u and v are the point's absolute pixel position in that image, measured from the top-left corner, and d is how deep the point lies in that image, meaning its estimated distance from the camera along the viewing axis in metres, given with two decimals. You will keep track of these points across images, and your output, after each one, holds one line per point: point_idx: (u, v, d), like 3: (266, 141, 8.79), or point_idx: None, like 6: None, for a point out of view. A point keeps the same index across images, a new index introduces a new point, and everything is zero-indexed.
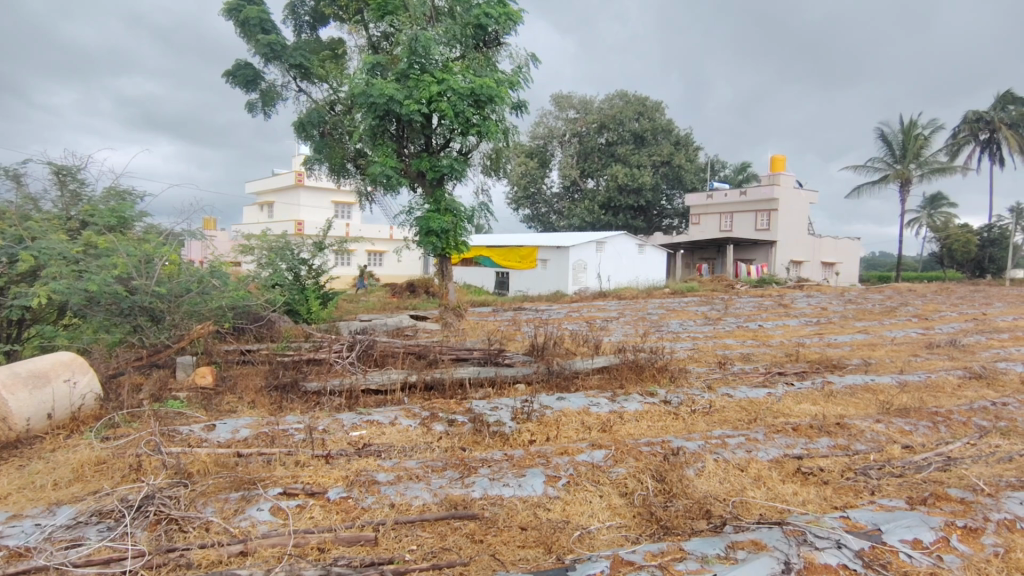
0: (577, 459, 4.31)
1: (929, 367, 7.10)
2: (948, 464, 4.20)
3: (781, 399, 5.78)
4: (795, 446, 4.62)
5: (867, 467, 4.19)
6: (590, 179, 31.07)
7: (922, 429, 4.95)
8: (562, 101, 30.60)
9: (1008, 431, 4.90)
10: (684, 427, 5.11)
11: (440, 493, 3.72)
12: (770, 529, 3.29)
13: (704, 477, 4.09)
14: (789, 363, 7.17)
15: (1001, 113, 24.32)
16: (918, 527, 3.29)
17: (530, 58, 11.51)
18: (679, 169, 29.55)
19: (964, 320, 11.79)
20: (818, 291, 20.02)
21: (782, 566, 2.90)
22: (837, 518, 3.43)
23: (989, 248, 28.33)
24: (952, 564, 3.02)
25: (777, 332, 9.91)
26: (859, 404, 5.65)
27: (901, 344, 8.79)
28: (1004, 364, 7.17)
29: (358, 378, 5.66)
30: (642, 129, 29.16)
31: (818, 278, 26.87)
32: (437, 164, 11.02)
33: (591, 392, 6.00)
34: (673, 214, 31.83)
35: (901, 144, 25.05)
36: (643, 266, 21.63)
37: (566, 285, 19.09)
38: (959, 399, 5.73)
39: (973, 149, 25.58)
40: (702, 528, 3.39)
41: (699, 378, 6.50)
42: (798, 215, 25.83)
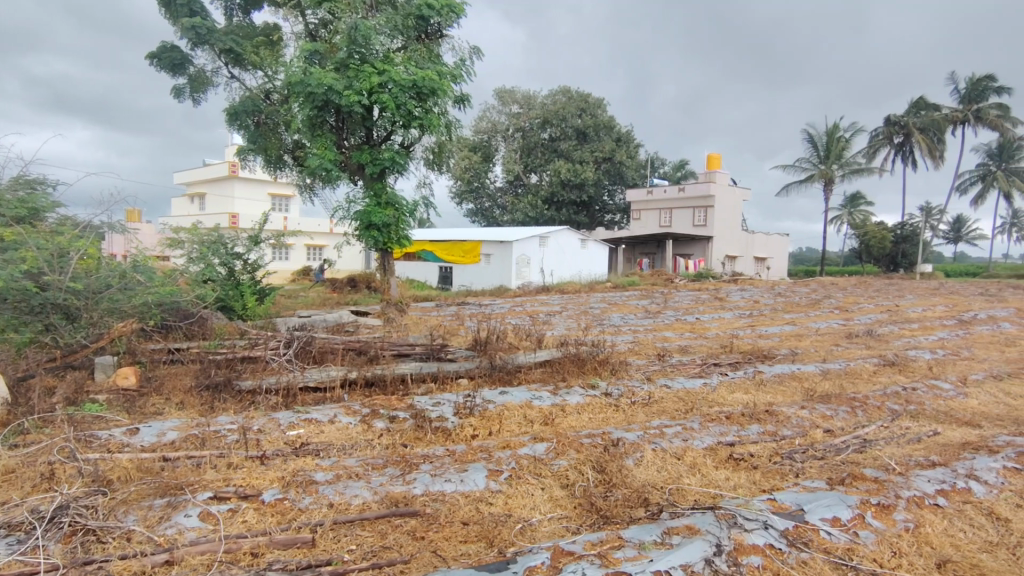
0: (519, 452, 4.35)
1: (848, 355, 7.58)
2: (864, 446, 4.48)
3: (715, 389, 6.02)
4: (728, 433, 4.83)
5: (793, 451, 4.42)
6: (534, 173, 31.30)
7: (842, 414, 5.27)
8: (505, 96, 30.62)
9: (916, 413, 5.29)
10: (623, 418, 5.24)
11: (380, 491, 3.66)
12: (703, 514, 3.42)
13: (642, 467, 4.21)
14: (723, 354, 7.47)
15: (914, 118, 26.08)
16: (837, 505, 3.50)
17: (474, 51, 11.45)
18: (620, 165, 30.17)
19: (880, 311, 12.65)
20: (750, 285, 20.94)
21: (713, 548, 3.02)
22: (764, 500, 3.61)
23: (903, 244, 30.33)
24: (866, 539, 3.24)
25: (712, 325, 10.32)
26: (786, 392, 5.96)
27: (824, 334, 9.32)
28: (914, 352, 7.74)
29: (296, 376, 5.50)
30: (584, 125, 29.56)
31: (751, 272, 28.08)
32: (378, 157, 10.81)
33: (534, 385, 6.05)
34: (614, 209, 32.50)
35: (826, 145, 26.47)
36: (586, 260, 21.99)
37: (510, 279, 19.19)
38: (874, 385, 6.15)
39: (889, 152, 27.38)
40: (639, 515, 3.49)
41: (639, 370, 6.68)
42: (732, 212, 26.89)
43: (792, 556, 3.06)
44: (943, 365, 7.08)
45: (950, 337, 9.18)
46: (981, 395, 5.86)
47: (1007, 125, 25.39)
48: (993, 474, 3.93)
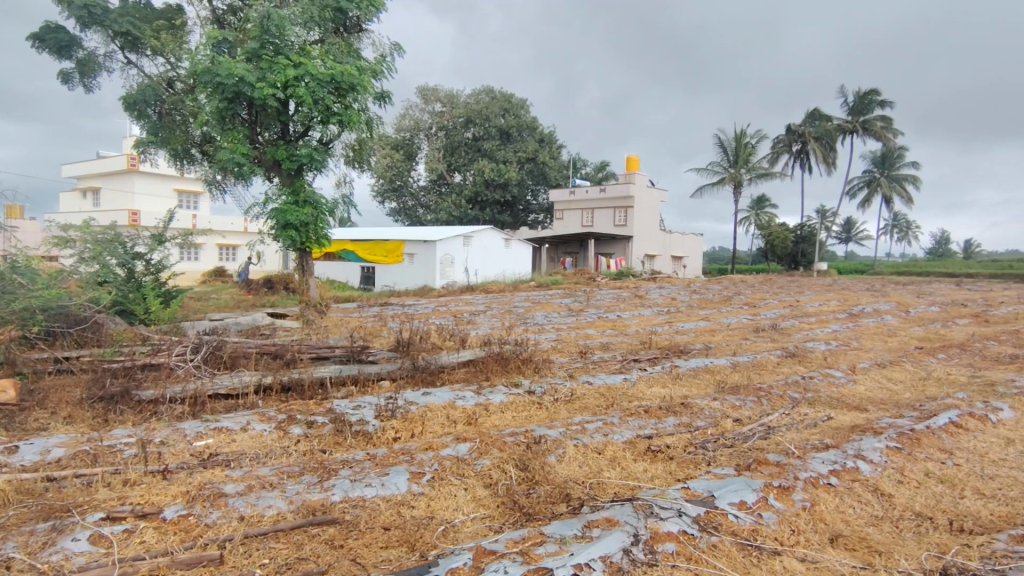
0: (441, 453, 4.31)
1: (755, 348, 8.08)
2: (768, 433, 4.79)
3: (634, 384, 6.25)
4: (646, 427, 5.01)
5: (705, 441, 4.64)
6: (457, 173, 31.19)
7: (749, 403, 5.60)
8: (428, 94, 30.38)
9: (813, 400, 5.71)
10: (546, 415, 5.32)
11: (295, 500, 3.51)
12: (622, 505, 3.53)
13: (564, 462, 4.29)
14: (641, 350, 7.76)
15: (811, 127, 28.17)
16: (744, 490, 3.71)
17: (395, 47, 11.25)
18: (543, 165, 30.63)
19: (783, 306, 13.60)
20: (668, 283, 21.89)
21: (631, 538, 3.13)
22: (679, 489, 3.77)
23: (803, 244, 32.70)
24: (769, 520, 3.47)
25: (632, 322, 10.68)
26: (700, 384, 6.27)
27: (734, 328, 9.89)
28: (812, 343, 8.36)
29: (204, 383, 5.18)
30: (507, 125, 29.80)
31: (669, 270, 29.31)
32: (295, 153, 10.39)
33: (457, 385, 6.02)
34: (538, 209, 32.94)
35: (734, 150, 28.10)
36: (511, 260, 22.18)
37: (434, 279, 19.04)
38: (777, 375, 6.61)
39: (789, 159, 29.48)
40: (561, 511, 3.55)
41: (561, 368, 6.80)
42: (650, 212, 27.98)
43: (703, 540, 3.21)
44: (836, 355, 7.69)
45: (842, 329, 9.99)
46: (868, 381, 6.42)
47: (889, 135, 27.95)
48: (877, 454, 4.31)
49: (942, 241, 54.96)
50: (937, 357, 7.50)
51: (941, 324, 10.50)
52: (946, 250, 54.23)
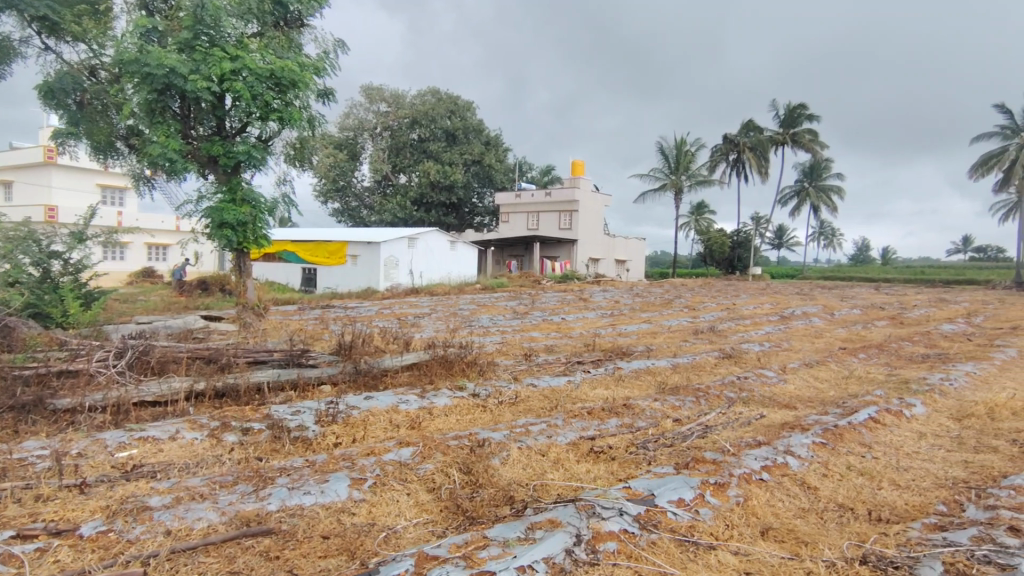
0: (383, 459, 4.23)
1: (693, 350, 8.35)
2: (705, 432, 4.95)
3: (578, 386, 6.33)
4: (588, 428, 5.08)
5: (646, 441, 4.75)
6: (403, 174, 30.83)
7: (688, 403, 5.78)
8: (372, 93, 29.94)
9: (747, 400, 5.94)
10: (491, 418, 5.32)
11: (228, 511, 3.36)
12: (564, 507, 3.56)
13: (508, 465, 4.29)
14: (585, 353, 7.87)
15: (746, 138, 29.47)
16: (682, 487, 3.82)
17: (338, 44, 11.00)
18: (489, 168, 30.69)
19: (720, 309, 14.12)
20: (611, 286, 22.34)
21: (573, 538, 3.16)
22: (620, 488, 3.85)
23: (739, 249, 34.11)
24: (705, 516, 3.58)
25: (576, 324, 10.83)
26: (641, 386, 6.42)
27: (674, 331, 10.19)
28: (746, 345, 8.71)
29: (129, 391, 4.89)
30: (453, 127, 29.71)
31: (612, 274, 29.92)
32: (231, 150, 9.97)
33: (401, 389, 5.92)
34: (484, 212, 32.96)
35: (675, 157, 29.03)
36: (456, 262, 22.08)
37: (378, 281, 18.72)
38: (714, 376, 6.86)
39: (726, 167, 30.69)
40: (504, 514, 3.55)
41: (506, 370, 6.82)
42: (594, 217, 28.51)
43: (643, 538, 3.28)
44: (768, 356, 8.05)
45: (774, 331, 10.47)
46: (797, 380, 6.75)
47: (816, 147, 29.56)
48: (804, 449, 4.54)
49: (863, 248, 58.67)
50: (859, 357, 7.97)
51: (862, 326, 11.16)
52: (867, 256, 57.82)
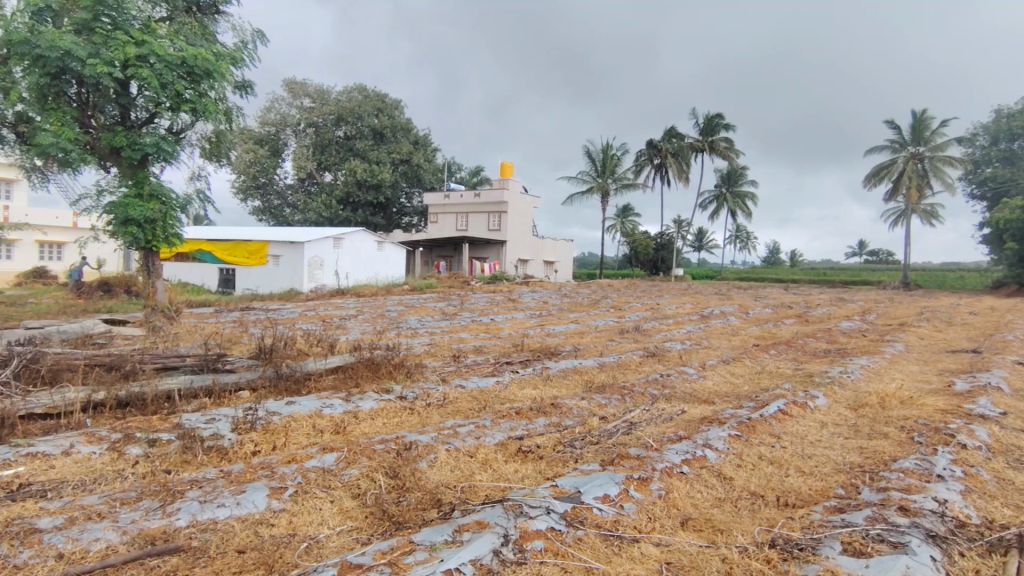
0: (305, 465, 4.07)
1: (619, 349, 8.60)
2: (630, 429, 5.09)
3: (507, 386, 6.36)
4: (516, 428, 5.11)
5: (574, 439, 4.84)
6: (328, 172, 29.93)
7: (614, 401, 5.92)
8: (295, 88, 28.94)
9: (669, 396, 6.18)
10: (419, 420, 5.24)
11: (130, 530, 3.12)
12: (492, 508, 3.56)
13: (435, 468, 4.24)
14: (514, 353, 7.93)
15: (668, 144, 30.71)
16: (607, 484, 3.93)
17: (256, 35, 10.50)
18: (418, 168, 30.33)
19: (644, 309, 14.60)
20: (539, 287, 22.69)
21: (500, 539, 3.17)
22: (547, 487, 3.89)
23: (662, 251, 35.51)
24: (629, 510, 3.69)
25: (506, 325, 10.86)
26: (568, 384, 6.54)
27: (601, 330, 10.45)
28: (669, 343, 9.06)
29: (14, 403, 4.43)
30: (381, 125, 29.17)
31: (541, 275, 30.32)
32: (137, 141, 9.28)
33: (325, 393, 5.72)
34: (412, 212, 32.52)
35: (602, 161, 29.82)
36: (384, 263, 21.66)
37: (301, 282, 18.07)
38: (639, 373, 7.09)
39: (650, 171, 31.82)
40: (432, 517, 3.50)
41: (434, 372, 6.75)
42: (523, 218, 28.78)
43: (569, 535, 3.34)
44: (688, 353, 8.40)
45: (694, 330, 10.94)
46: (715, 376, 7.09)
47: (732, 155, 31.22)
48: (721, 442, 4.76)
49: (774, 250, 62.62)
50: (770, 353, 8.48)
51: (772, 324, 11.89)
52: (777, 258, 61.77)
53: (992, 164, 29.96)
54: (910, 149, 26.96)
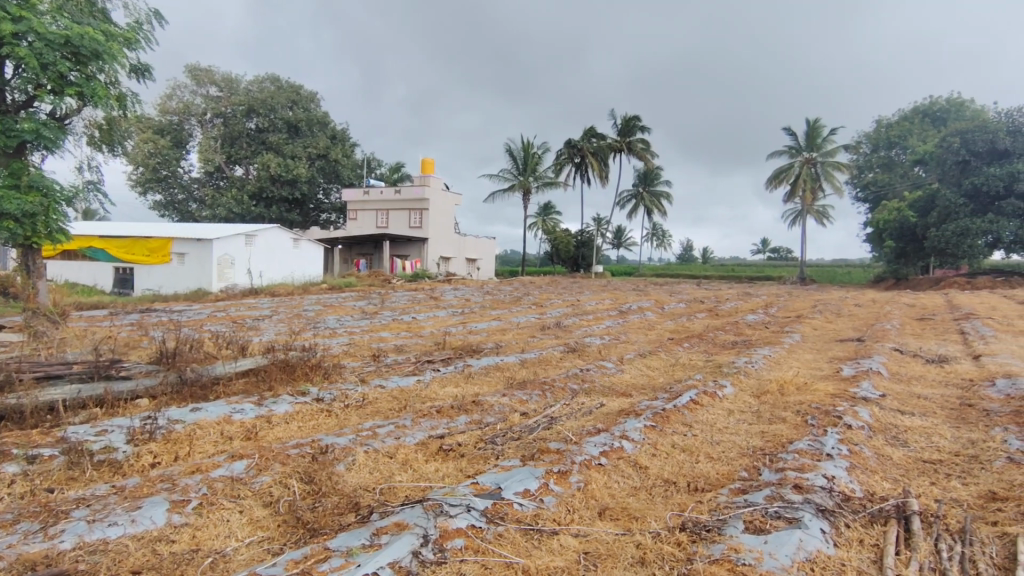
0: (211, 475, 3.84)
1: (541, 345, 8.73)
2: (550, 423, 5.18)
3: (428, 385, 6.30)
4: (438, 427, 5.07)
5: (495, 436, 4.86)
6: (238, 165, 28.55)
7: (535, 397, 5.99)
8: (199, 75, 27.35)
9: (589, 390, 6.34)
10: (336, 423, 5.08)
11: (6, 556, 2.83)
12: (412, 508, 3.51)
13: (353, 471, 4.13)
14: (436, 351, 7.85)
15: (588, 143, 31.49)
16: (527, 479, 3.98)
17: (153, 15, 9.78)
18: (336, 163, 29.44)
19: (566, 306, 14.88)
20: (461, 285, 22.60)
21: (420, 539, 3.14)
22: (468, 485, 3.90)
23: (582, 248, 36.45)
24: (549, 503, 3.76)
25: (428, 324, 10.71)
26: (490, 381, 6.56)
27: (523, 327, 10.56)
28: (589, 339, 9.28)
29: None
30: (295, 118, 28.15)
31: (463, 273, 30.23)
32: (13, 127, 8.40)
33: (235, 398, 5.42)
34: (330, 209, 31.53)
35: (523, 159, 30.15)
36: (299, 261, 20.81)
37: (209, 282, 17.06)
38: (559, 369, 7.22)
39: (571, 170, 32.53)
40: (349, 522, 3.41)
41: (353, 372, 6.57)
42: (446, 216, 28.59)
43: (490, 531, 3.35)
44: (607, 348, 8.65)
45: (612, 325, 11.29)
46: (632, 370, 7.34)
47: (648, 156, 32.47)
48: (637, 433, 4.95)
49: (688, 248, 65.80)
50: (683, 346, 8.88)
51: (685, 318, 12.46)
52: (690, 256, 64.97)
53: (875, 169, 32.88)
54: (805, 154, 29.09)
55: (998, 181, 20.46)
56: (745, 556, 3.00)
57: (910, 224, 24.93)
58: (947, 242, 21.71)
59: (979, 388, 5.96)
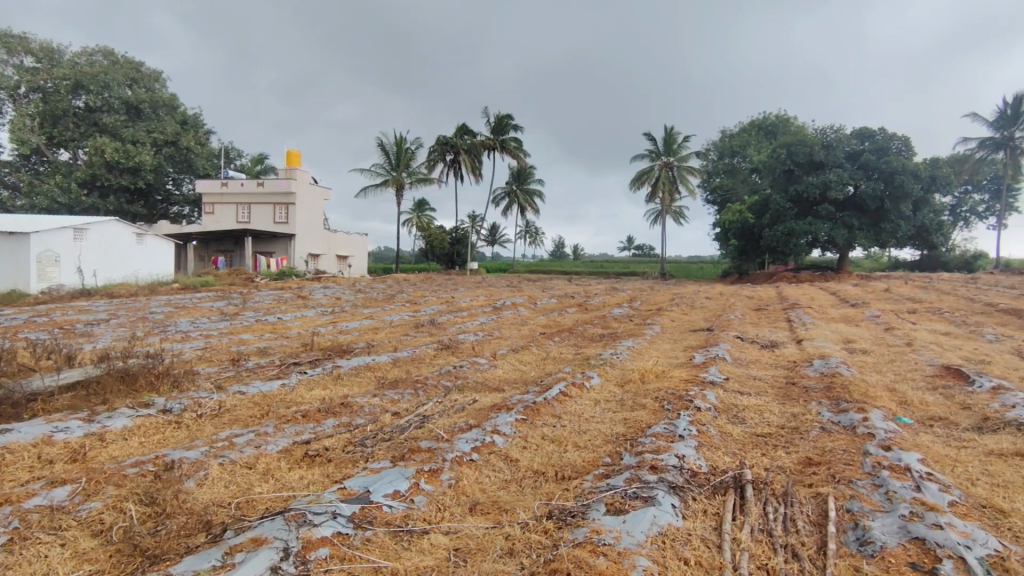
0: (25, 507, 3.34)
1: (414, 343, 8.61)
2: (422, 422, 5.13)
3: (294, 388, 5.95)
4: (303, 432, 4.82)
5: (365, 438, 4.72)
6: (64, 149, 25.24)
7: (406, 396, 5.90)
8: (10, 42, 23.72)
9: (462, 387, 6.37)
10: (186, 435, 4.64)
11: None
12: (271, 520, 3.29)
13: (205, 487, 3.79)
14: (303, 353, 7.47)
15: (461, 141, 31.62)
16: (397, 479, 3.91)
17: None
18: (187, 151, 26.93)
19: (440, 303, 14.85)
20: (332, 283, 21.69)
21: (279, 553, 2.96)
22: (334, 491, 3.74)
23: (457, 245, 36.69)
24: (419, 503, 3.71)
25: (294, 324, 10.17)
26: (360, 382, 6.36)
27: (396, 326, 10.32)
28: (462, 335, 9.30)
29: None
30: (135, 98, 25.38)
31: (334, 270, 29.04)
32: None
33: (58, 415, 4.76)
34: (181, 201, 28.81)
35: (396, 155, 29.60)
36: (144, 258, 18.77)
37: (28, 282, 14.84)
38: (433, 366, 7.17)
39: (444, 167, 32.48)
40: (198, 542, 3.12)
41: (208, 379, 6.03)
42: (314, 210, 27.23)
43: (357, 537, 3.24)
44: (481, 344, 8.73)
45: (486, 321, 11.41)
46: (504, 365, 7.48)
47: (521, 155, 33.25)
48: (507, 427, 5.06)
49: (560, 245, 68.68)
50: (554, 340, 9.21)
51: (556, 313, 12.94)
52: (561, 253, 67.88)
53: (720, 175, 36.41)
54: (663, 158, 31.39)
55: (815, 188, 23.41)
56: (605, 536, 3.16)
57: (749, 224, 27.95)
58: (778, 241, 24.53)
59: (800, 368, 6.80)
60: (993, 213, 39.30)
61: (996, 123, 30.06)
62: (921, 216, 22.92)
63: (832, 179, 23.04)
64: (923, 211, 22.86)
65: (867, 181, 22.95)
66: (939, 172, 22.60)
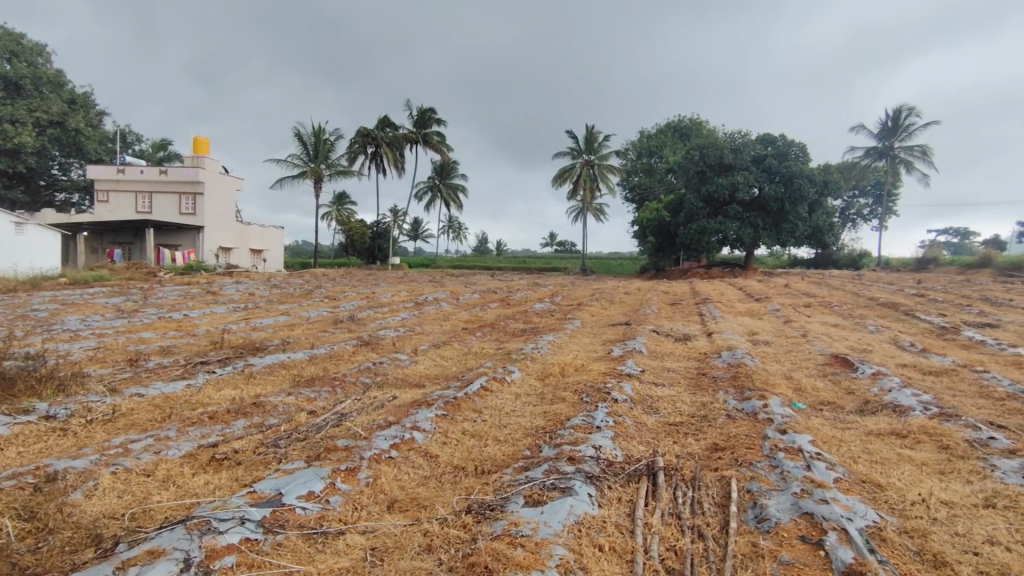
0: None
1: (332, 340, 8.35)
2: (339, 420, 4.98)
3: (201, 389, 5.61)
4: (209, 435, 4.56)
5: (277, 439, 4.52)
6: None
7: (323, 394, 5.71)
8: None
9: (381, 383, 6.24)
10: (74, 443, 4.26)
11: None
12: (170, 530, 3.09)
13: (95, 498, 3.50)
14: (211, 351, 7.05)
15: (383, 133, 30.96)
16: (311, 480, 3.78)
17: None
18: (76, 133, 24.80)
19: (361, 298, 14.45)
20: (245, 278, 20.62)
21: (180, 564, 2.77)
22: (242, 495, 3.56)
23: (379, 240, 36.00)
24: (334, 503, 3.60)
25: (202, 321, 9.59)
26: (274, 381, 6.09)
27: (313, 322, 9.97)
28: (383, 331, 9.11)
29: None
30: (14, 71, 22.77)
31: (247, 265, 27.65)
32: None
33: None
34: (69, 187, 26.55)
35: (314, 146, 28.58)
36: (26, 249, 17.09)
37: None
38: (351, 363, 6.97)
39: (366, 159, 31.71)
40: (86, 558, 2.87)
41: (101, 381, 5.57)
42: (226, 202, 25.80)
43: (267, 542, 3.10)
44: (402, 340, 8.58)
45: (408, 317, 11.25)
46: (425, 361, 7.39)
47: (444, 149, 33.00)
48: (428, 423, 5.00)
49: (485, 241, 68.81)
50: (476, 335, 9.21)
51: (479, 309, 12.94)
52: (485, 249, 68.10)
53: (638, 174, 37.81)
54: (585, 157, 32.09)
55: (724, 189, 24.77)
56: (523, 528, 3.20)
57: (666, 222, 29.16)
58: (692, 239, 25.73)
59: (710, 360, 7.17)
60: (876, 216, 43.23)
61: (880, 133, 32.89)
62: (817, 217, 24.76)
63: (739, 181, 24.47)
64: (818, 212, 24.70)
65: (770, 184, 24.55)
66: (832, 177, 24.52)
